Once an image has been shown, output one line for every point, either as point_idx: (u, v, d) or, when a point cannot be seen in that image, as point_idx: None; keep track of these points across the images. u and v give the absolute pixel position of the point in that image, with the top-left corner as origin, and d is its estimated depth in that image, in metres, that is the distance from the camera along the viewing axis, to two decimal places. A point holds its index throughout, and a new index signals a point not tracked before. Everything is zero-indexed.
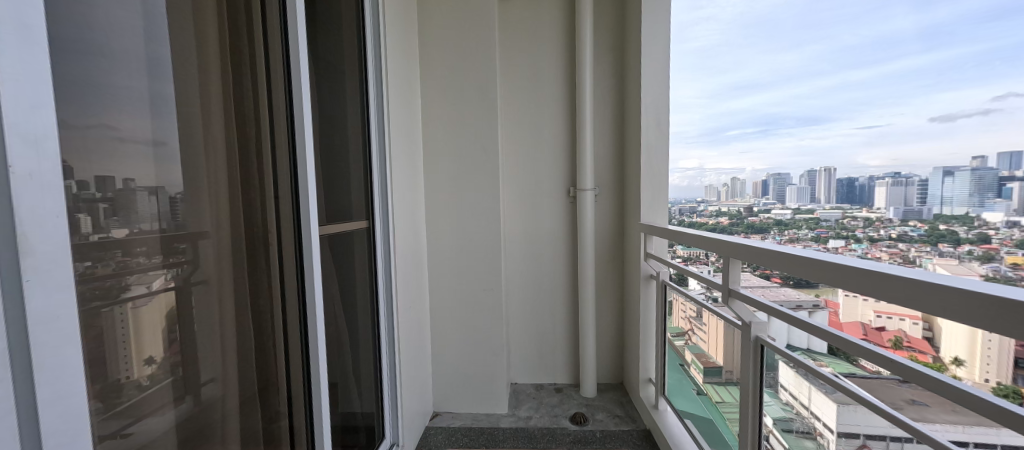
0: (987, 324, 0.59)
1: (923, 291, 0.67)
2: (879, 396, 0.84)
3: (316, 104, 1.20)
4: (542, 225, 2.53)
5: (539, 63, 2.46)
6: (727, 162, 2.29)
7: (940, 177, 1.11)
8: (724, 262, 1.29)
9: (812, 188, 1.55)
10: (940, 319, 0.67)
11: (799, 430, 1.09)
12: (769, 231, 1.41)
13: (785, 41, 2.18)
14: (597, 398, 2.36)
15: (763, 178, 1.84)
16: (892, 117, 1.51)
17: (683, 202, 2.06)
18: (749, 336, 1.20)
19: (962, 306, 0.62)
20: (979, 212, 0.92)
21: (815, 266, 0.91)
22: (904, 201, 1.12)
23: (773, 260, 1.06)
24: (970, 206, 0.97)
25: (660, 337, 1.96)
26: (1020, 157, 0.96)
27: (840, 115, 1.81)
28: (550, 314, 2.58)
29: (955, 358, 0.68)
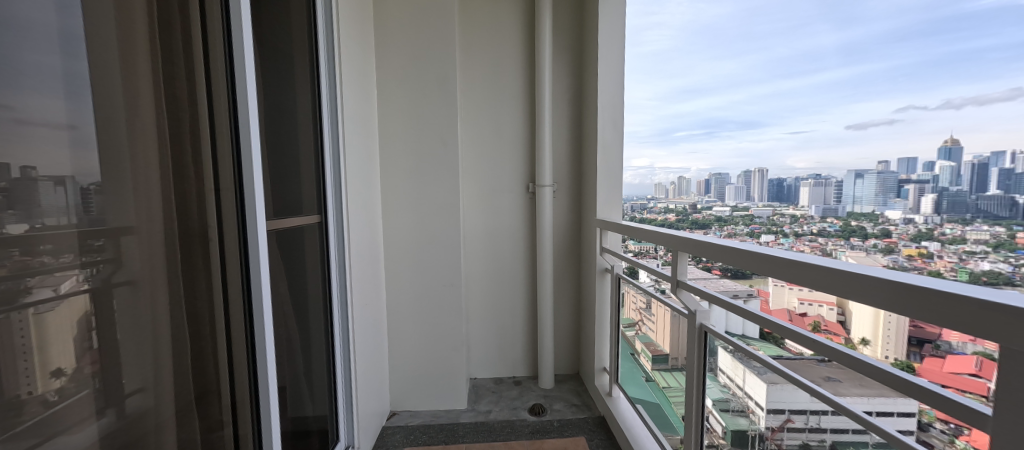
0: (887, 305, 0.68)
1: (837, 276, 0.77)
2: (803, 374, 0.93)
3: (263, 87, 1.11)
4: (502, 221, 2.54)
5: (499, 59, 2.45)
6: (675, 162, 2.44)
7: (852, 178, 1.26)
8: (673, 255, 1.38)
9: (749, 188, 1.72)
10: (850, 303, 0.77)
11: (734, 409, 1.20)
12: (710, 226, 1.52)
13: (727, 50, 2.40)
14: (554, 389, 2.43)
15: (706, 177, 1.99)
16: (815, 125, 1.70)
17: (636, 199, 2.17)
18: (694, 324, 1.30)
19: (870, 290, 0.71)
20: (882, 210, 1.08)
21: (751, 258, 1.00)
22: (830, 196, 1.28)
23: (715, 253, 1.15)
24: (876, 205, 1.13)
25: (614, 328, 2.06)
26: (915, 162, 1.13)
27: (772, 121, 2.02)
28: (510, 309, 2.61)
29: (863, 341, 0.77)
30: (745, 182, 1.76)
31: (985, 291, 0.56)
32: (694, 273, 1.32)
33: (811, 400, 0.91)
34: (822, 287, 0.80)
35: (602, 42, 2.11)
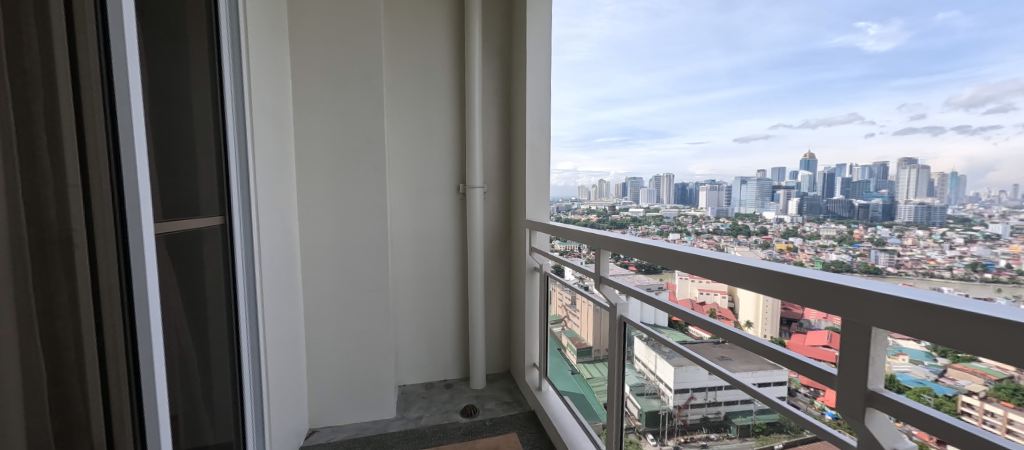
0: (763, 290, 0.81)
1: (727, 267, 0.89)
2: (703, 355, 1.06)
3: (145, 48, 0.88)
4: (431, 222, 2.46)
5: (427, 55, 2.37)
6: (596, 166, 2.62)
7: (739, 184, 1.48)
8: (596, 253, 1.47)
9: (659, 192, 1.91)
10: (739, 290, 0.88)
11: (647, 392, 1.31)
12: (628, 226, 1.64)
13: (639, 66, 2.60)
14: (486, 389, 2.43)
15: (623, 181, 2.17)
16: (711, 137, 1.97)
17: (562, 201, 2.27)
18: (615, 315, 1.40)
19: (751, 278, 0.83)
20: (761, 211, 1.29)
21: (662, 254, 1.11)
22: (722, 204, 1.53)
23: (631, 251, 1.25)
24: (756, 207, 1.34)
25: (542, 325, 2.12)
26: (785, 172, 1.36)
27: (676, 131, 2.31)
28: (439, 311, 2.54)
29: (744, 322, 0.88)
30: (656, 185, 1.96)
31: (837, 277, 0.67)
32: (615, 268, 1.42)
33: (709, 376, 1.04)
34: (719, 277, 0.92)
35: (531, 47, 2.17)
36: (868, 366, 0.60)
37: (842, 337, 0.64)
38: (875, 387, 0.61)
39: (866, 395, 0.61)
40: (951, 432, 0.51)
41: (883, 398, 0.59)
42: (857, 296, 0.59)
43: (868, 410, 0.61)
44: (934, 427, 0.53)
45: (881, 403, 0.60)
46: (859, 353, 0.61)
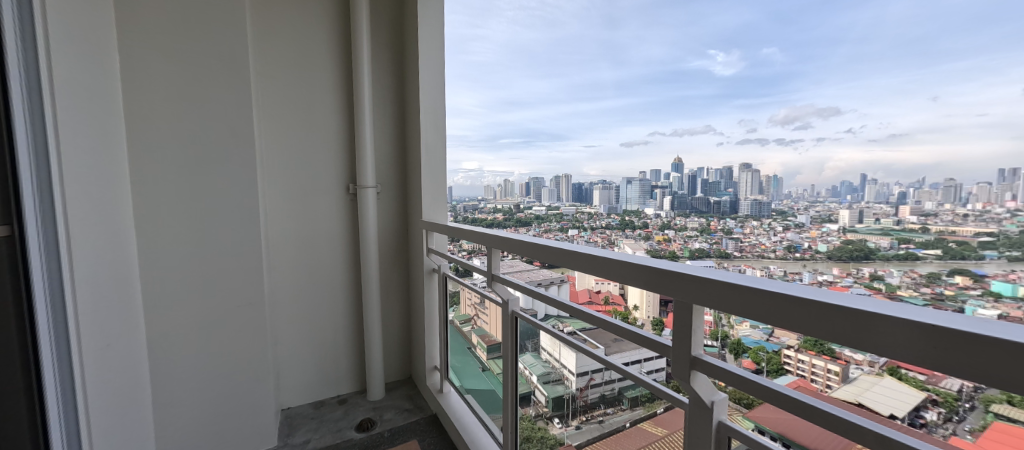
0: (619, 278, 0.85)
1: (595, 260, 0.94)
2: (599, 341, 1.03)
3: None
4: (316, 226, 2.19)
5: (305, 36, 2.09)
6: (499, 166, 2.68)
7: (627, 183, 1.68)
8: (489, 252, 1.48)
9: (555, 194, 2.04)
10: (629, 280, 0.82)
11: (553, 379, 1.31)
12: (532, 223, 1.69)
13: (541, 71, 2.92)
14: (385, 398, 2.28)
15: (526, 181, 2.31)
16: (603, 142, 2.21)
17: (465, 201, 2.16)
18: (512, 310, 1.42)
19: (612, 268, 0.89)
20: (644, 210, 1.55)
21: (551, 251, 1.15)
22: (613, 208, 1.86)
23: (526, 249, 1.27)
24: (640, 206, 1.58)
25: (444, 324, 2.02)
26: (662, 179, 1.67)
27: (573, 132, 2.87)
28: (330, 323, 2.28)
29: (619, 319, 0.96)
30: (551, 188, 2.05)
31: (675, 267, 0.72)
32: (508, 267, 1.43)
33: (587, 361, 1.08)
34: (593, 269, 0.96)
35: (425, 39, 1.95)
36: (690, 334, 0.66)
37: (671, 316, 0.69)
38: (699, 354, 0.67)
39: (690, 362, 0.66)
40: (753, 387, 0.57)
41: (704, 362, 0.65)
42: (692, 282, 0.65)
43: (693, 374, 0.66)
44: (742, 386, 0.59)
45: (702, 367, 0.65)
46: (687, 325, 0.67)
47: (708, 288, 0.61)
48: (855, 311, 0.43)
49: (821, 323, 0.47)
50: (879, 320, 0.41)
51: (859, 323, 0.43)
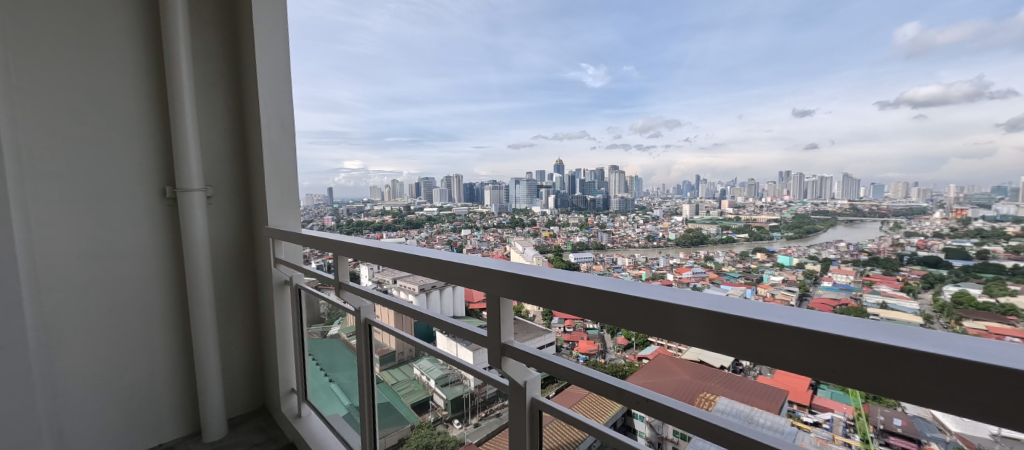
0: (495, 285, 0.55)
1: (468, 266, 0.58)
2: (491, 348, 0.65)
3: None
4: (108, 239, 1.30)
5: None
6: (386, 164, 2.52)
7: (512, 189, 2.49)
8: (333, 257, 1.03)
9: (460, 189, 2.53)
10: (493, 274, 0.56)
11: (450, 377, 0.81)
12: (424, 224, 1.71)
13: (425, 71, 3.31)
14: (229, 437, 1.49)
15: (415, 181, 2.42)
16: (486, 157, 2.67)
17: (349, 202, 1.90)
18: (359, 320, 1.02)
19: (491, 272, 0.55)
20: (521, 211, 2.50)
21: (414, 258, 0.74)
22: (504, 203, 2.51)
23: (380, 256, 0.85)
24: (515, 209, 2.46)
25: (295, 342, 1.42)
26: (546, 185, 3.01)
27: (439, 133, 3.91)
28: (137, 371, 1.40)
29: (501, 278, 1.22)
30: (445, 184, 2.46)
31: (487, 262, 0.61)
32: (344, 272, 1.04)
33: (441, 365, 0.81)
34: (415, 271, 0.75)
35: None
36: (499, 321, 0.55)
37: (486, 310, 0.57)
38: (509, 340, 0.56)
39: (499, 348, 0.55)
40: (563, 370, 0.48)
41: (514, 348, 0.54)
42: (501, 278, 0.54)
43: (505, 361, 0.55)
44: (554, 369, 0.49)
45: (513, 353, 0.55)
46: (499, 311, 0.56)
47: (518, 284, 0.51)
48: (645, 299, 0.37)
49: (620, 312, 0.40)
50: (670, 307, 0.35)
51: (654, 308, 0.36)
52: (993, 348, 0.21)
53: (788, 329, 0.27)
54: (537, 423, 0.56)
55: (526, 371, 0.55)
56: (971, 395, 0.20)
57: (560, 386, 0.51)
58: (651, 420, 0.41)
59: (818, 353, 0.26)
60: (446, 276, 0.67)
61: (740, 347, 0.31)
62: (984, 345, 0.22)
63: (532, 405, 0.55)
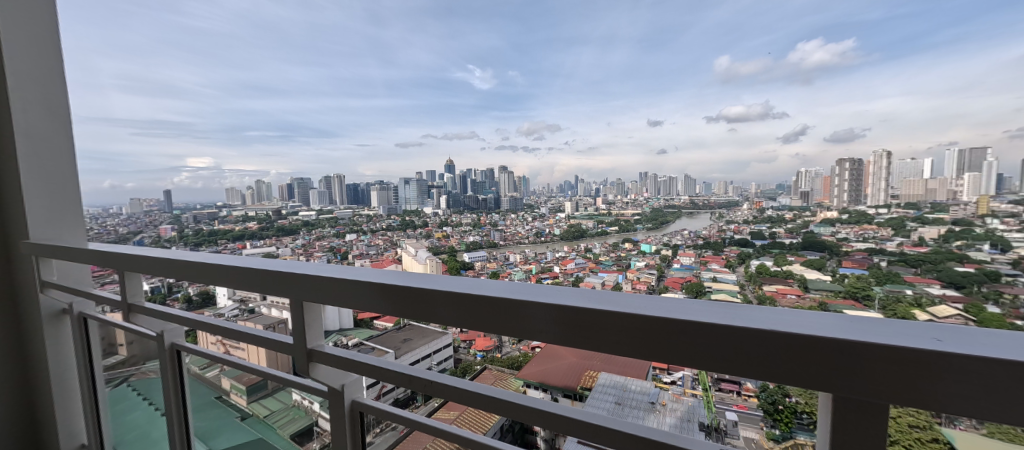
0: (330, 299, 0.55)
1: (304, 285, 0.56)
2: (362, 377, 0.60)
3: None
4: None
5: None
6: (243, 162, 2.41)
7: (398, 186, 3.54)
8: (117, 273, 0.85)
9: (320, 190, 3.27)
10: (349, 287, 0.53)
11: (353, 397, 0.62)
12: (299, 231, 2.34)
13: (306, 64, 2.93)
14: None
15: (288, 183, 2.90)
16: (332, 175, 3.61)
17: (198, 208, 1.88)
18: (164, 345, 0.86)
19: (325, 287, 0.55)
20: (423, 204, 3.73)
21: (248, 276, 0.63)
22: (390, 203, 3.62)
23: (190, 274, 0.72)
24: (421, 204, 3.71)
25: (85, 379, 1.12)
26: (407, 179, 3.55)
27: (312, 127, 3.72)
28: None
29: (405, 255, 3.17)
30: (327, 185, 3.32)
31: (338, 271, 0.57)
32: (150, 289, 0.88)
33: (296, 392, 0.69)
34: (264, 291, 0.63)
35: None
36: (304, 329, 0.58)
37: (289, 319, 0.58)
38: (316, 345, 0.59)
39: (307, 354, 0.58)
40: (376, 368, 0.54)
41: (320, 352, 0.58)
42: (381, 291, 0.51)
43: (315, 367, 0.58)
44: (365, 370, 0.55)
45: (321, 356, 0.58)
46: (307, 318, 0.58)
47: (398, 295, 0.50)
48: (521, 305, 0.41)
49: (491, 318, 0.44)
50: (534, 310, 0.41)
51: (521, 315, 0.42)
52: (795, 319, 0.33)
53: (667, 325, 0.35)
54: (359, 421, 0.60)
55: (342, 374, 0.59)
56: (783, 364, 0.31)
57: (376, 385, 0.57)
58: (445, 401, 0.51)
59: (691, 344, 0.34)
60: (298, 292, 0.58)
61: (613, 340, 0.38)
62: (788, 318, 0.33)
63: (349, 406, 0.60)
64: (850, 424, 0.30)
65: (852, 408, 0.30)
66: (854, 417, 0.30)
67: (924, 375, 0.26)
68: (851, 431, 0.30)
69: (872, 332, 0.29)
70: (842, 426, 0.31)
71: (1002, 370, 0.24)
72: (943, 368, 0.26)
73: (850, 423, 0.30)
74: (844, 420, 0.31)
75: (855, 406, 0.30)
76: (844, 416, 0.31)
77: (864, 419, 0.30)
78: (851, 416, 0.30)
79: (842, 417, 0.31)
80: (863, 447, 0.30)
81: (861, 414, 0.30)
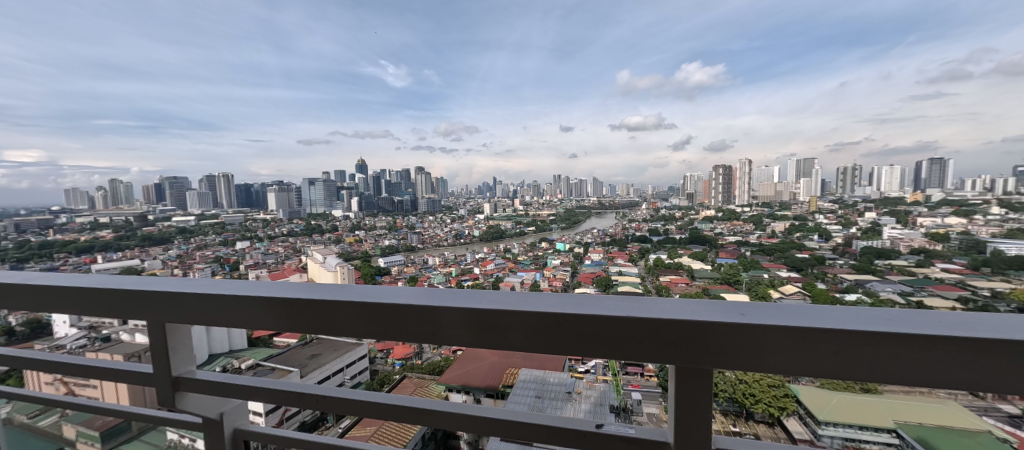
0: (205, 316, 0.35)
1: (170, 300, 0.36)
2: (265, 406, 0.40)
3: None
4: None
5: None
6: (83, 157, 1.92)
7: None
8: None
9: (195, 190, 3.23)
10: (234, 297, 0.34)
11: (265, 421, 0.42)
12: (177, 237, 2.35)
13: None
14: None
15: (159, 183, 2.68)
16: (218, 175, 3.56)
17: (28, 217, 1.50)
18: None
19: (197, 304, 0.35)
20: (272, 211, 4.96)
21: (97, 292, 0.39)
22: None
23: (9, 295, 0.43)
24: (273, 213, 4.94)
25: None
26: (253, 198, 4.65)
27: None
28: None
29: (303, 265, 4.18)
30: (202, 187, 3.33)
31: (205, 284, 0.37)
32: None
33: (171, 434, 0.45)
34: (110, 315, 0.40)
35: None
36: (170, 354, 0.38)
37: (143, 337, 0.37)
38: (185, 372, 0.39)
39: (170, 384, 0.37)
40: (262, 390, 0.36)
41: (194, 381, 0.37)
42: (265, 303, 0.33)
43: (181, 398, 0.38)
44: (240, 393, 0.37)
45: (195, 385, 0.38)
46: (173, 341, 0.38)
47: (286, 309, 0.34)
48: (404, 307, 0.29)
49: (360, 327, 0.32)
50: (429, 310, 0.29)
51: (414, 316, 0.30)
52: (777, 311, 0.25)
53: (606, 319, 0.26)
54: None
55: (217, 400, 0.39)
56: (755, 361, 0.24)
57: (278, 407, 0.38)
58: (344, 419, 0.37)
59: (637, 338, 0.26)
60: (159, 311, 0.37)
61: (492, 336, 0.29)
62: (682, 301, 0.27)
63: (232, 436, 0.39)
64: (690, 399, 0.26)
65: (695, 379, 0.25)
66: (694, 389, 0.26)
67: (831, 357, 0.22)
68: (687, 405, 0.26)
69: (785, 310, 0.24)
70: (681, 401, 0.26)
71: (907, 353, 0.21)
72: (866, 352, 0.22)
73: (690, 399, 0.26)
74: (683, 394, 0.26)
75: (702, 379, 0.25)
76: (684, 392, 0.26)
77: (702, 389, 0.25)
78: (689, 388, 0.26)
79: (684, 395, 0.26)
80: (695, 425, 0.26)
81: (699, 383, 0.25)
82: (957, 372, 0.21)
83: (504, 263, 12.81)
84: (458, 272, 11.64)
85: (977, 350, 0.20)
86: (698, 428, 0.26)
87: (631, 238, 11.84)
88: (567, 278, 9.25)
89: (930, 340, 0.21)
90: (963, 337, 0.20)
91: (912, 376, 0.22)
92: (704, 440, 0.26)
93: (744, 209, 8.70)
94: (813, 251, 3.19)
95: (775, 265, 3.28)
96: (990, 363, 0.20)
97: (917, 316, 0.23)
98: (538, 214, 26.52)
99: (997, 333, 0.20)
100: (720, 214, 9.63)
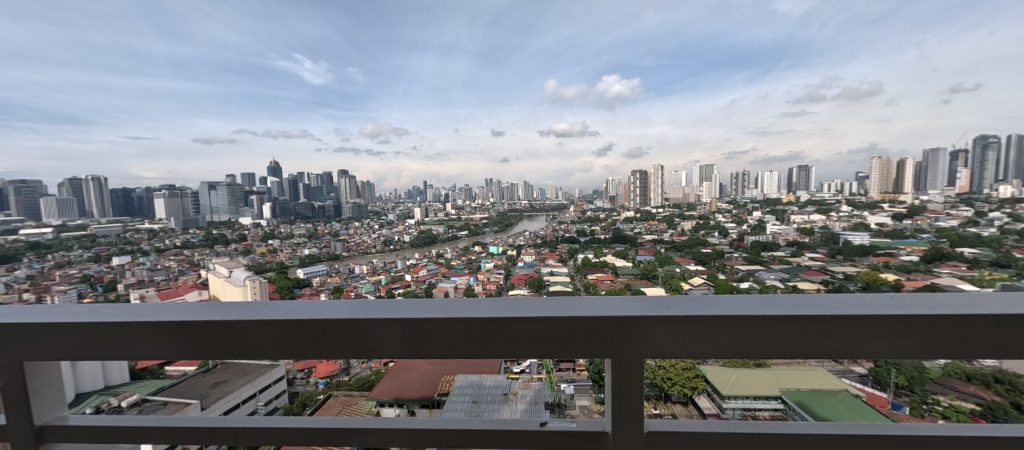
0: (82, 347, 0.30)
1: (29, 334, 0.30)
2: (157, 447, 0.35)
3: None
4: None
5: None
6: None
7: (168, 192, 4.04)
8: None
9: (54, 197, 2.62)
10: (122, 326, 0.29)
11: None
12: (29, 254, 1.90)
13: None
14: None
15: None
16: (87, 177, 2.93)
17: None
18: None
19: (71, 338, 0.30)
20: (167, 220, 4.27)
21: None
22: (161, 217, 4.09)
23: None
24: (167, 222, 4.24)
25: None
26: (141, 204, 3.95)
27: None
28: None
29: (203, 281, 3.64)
30: (67, 193, 2.75)
31: (82, 311, 0.32)
32: None
33: None
34: None
35: None
36: (31, 399, 0.31)
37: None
38: (53, 419, 0.32)
39: (33, 435, 0.31)
40: (157, 430, 0.31)
41: (60, 429, 0.31)
42: (167, 333, 0.29)
43: None
44: (133, 437, 0.31)
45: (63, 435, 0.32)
46: (36, 384, 0.31)
47: (189, 336, 0.29)
48: (358, 321, 0.28)
49: (295, 349, 0.30)
50: (378, 326, 0.29)
51: (357, 332, 0.29)
52: (693, 302, 0.29)
53: (551, 319, 0.28)
54: None
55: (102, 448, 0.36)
56: (674, 345, 0.28)
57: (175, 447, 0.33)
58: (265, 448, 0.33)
59: (578, 335, 0.28)
60: (12, 347, 0.30)
61: (442, 346, 0.29)
62: (619, 300, 0.30)
63: None
64: (627, 389, 0.29)
65: (630, 369, 0.28)
66: (631, 379, 0.28)
67: (736, 338, 0.27)
68: (623, 393, 0.29)
69: (702, 303, 0.28)
70: (617, 391, 0.28)
71: (790, 331, 0.27)
72: (758, 330, 0.27)
73: (626, 388, 0.29)
74: (621, 383, 0.28)
75: (636, 369, 0.28)
76: (621, 383, 0.28)
77: (638, 378, 0.28)
78: (625, 377, 0.28)
79: (620, 385, 0.29)
80: (630, 409, 0.29)
81: (633, 373, 0.28)
82: (818, 341, 0.27)
83: (438, 269, 12.57)
84: (389, 280, 11.12)
85: (838, 325, 0.27)
86: (633, 416, 0.29)
87: (561, 239, 12.36)
88: (499, 281, 9.40)
89: (807, 318, 0.27)
90: (826, 315, 0.26)
91: (794, 349, 0.27)
92: (636, 427, 0.29)
93: (658, 210, 9.63)
94: (714, 246, 3.66)
95: (683, 260, 3.68)
96: (844, 334, 0.27)
97: (796, 301, 0.29)
98: (475, 218, 26.48)
99: (839, 309, 0.27)
100: (639, 214, 10.55)
